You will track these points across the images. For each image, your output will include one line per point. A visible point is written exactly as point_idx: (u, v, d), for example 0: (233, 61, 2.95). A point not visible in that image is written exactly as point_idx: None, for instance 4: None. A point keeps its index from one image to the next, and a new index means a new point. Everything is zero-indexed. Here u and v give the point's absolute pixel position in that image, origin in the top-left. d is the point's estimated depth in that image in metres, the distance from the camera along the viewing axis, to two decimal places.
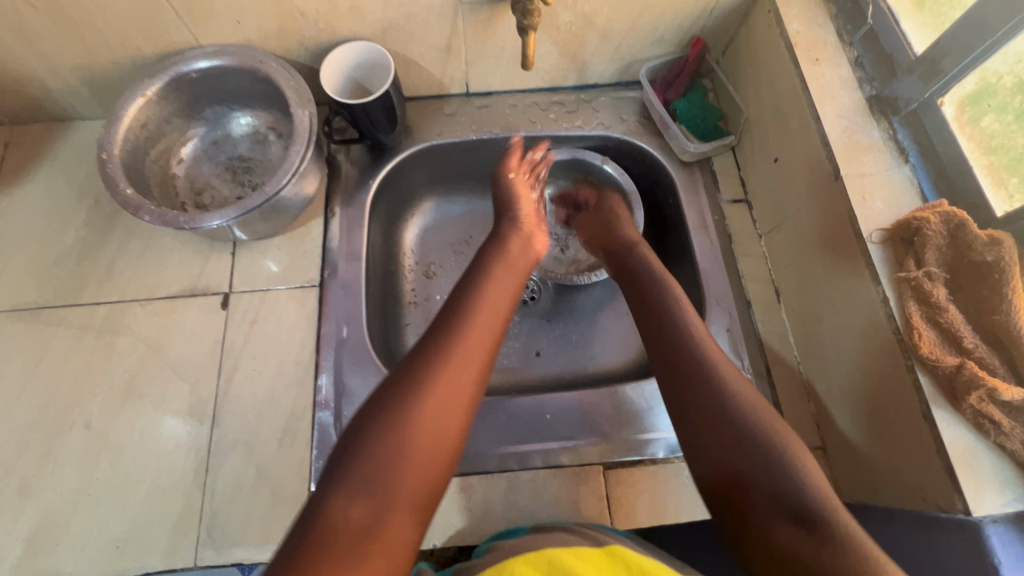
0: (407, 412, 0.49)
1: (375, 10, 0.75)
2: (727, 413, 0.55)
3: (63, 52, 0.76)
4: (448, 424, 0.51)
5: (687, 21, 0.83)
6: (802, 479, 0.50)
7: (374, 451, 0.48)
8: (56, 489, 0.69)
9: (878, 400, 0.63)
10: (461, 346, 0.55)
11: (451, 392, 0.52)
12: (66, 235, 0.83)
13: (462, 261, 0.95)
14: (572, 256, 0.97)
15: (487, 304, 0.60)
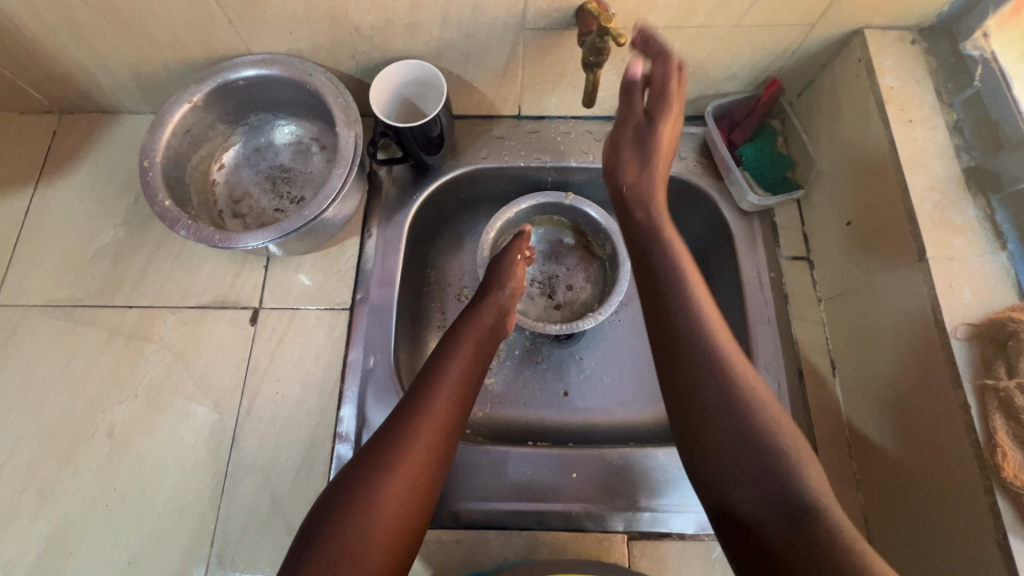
0: (369, 504, 0.51)
1: (433, 30, 0.71)
2: (725, 408, 0.52)
3: (114, 50, 0.75)
4: (411, 506, 0.53)
5: (765, 60, 0.77)
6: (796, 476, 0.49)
7: (338, 540, 0.49)
8: (75, 496, 0.69)
9: (939, 501, 0.57)
10: (424, 426, 0.57)
11: (415, 474, 0.54)
12: (103, 233, 0.82)
13: None
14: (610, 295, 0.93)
15: (450, 377, 0.61)
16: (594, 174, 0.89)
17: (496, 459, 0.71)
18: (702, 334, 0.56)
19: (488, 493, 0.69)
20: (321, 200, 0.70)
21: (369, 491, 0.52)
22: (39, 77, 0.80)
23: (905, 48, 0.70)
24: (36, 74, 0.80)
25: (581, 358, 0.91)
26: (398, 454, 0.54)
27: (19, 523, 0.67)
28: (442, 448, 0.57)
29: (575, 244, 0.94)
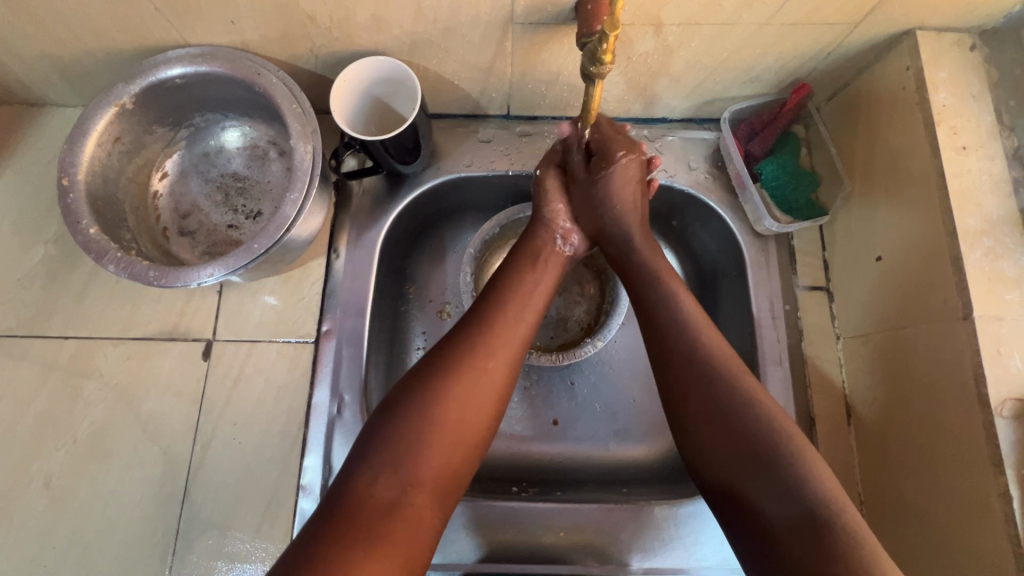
0: (434, 410, 0.50)
1: (403, 23, 0.59)
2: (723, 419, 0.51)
3: (24, 39, 0.63)
4: (478, 422, 0.52)
5: (795, 62, 0.66)
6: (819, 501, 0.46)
7: (390, 441, 0.48)
8: (10, 555, 0.62)
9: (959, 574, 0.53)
10: (494, 336, 0.55)
11: (480, 382, 0.52)
12: (33, 250, 0.72)
13: None
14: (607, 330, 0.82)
15: (519, 292, 0.60)
16: None
17: (478, 515, 0.65)
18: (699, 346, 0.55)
19: (466, 550, 0.64)
20: (273, 230, 0.59)
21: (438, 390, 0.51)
22: None
23: (963, 56, 0.60)
24: None
25: (574, 380, 0.80)
26: (463, 363, 0.53)
27: None
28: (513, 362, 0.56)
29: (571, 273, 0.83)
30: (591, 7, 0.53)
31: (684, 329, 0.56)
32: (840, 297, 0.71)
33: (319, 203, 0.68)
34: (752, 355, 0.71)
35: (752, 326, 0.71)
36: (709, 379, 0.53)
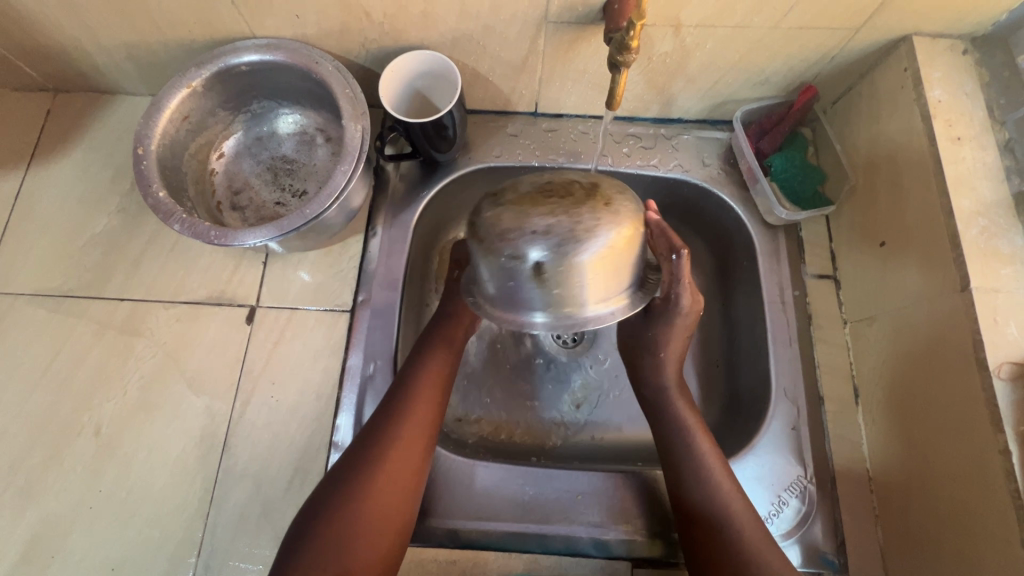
0: (351, 525, 0.55)
1: (448, 21, 0.67)
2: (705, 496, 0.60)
3: (112, 28, 0.71)
4: (402, 496, 0.58)
5: (801, 64, 0.72)
6: (729, 515, 0.58)
7: (324, 529, 0.54)
8: (58, 497, 0.66)
9: (965, 532, 0.56)
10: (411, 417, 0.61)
11: (400, 466, 0.59)
12: (96, 220, 0.79)
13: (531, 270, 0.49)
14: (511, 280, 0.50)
15: (421, 408, 0.62)
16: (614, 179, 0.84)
17: (501, 473, 0.68)
18: (690, 444, 0.63)
19: (487, 510, 0.66)
20: (323, 198, 0.65)
21: (361, 477, 0.57)
22: (35, 54, 0.77)
23: (956, 59, 0.66)
24: (31, 51, 0.76)
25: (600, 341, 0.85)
26: (371, 475, 0.57)
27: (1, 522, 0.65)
28: (425, 435, 0.61)
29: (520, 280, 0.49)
30: (617, 6, 0.60)
31: (681, 425, 0.64)
32: (847, 284, 0.75)
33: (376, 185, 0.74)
34: (763, 336, 0.74)
35: (763, 310, 0.75)
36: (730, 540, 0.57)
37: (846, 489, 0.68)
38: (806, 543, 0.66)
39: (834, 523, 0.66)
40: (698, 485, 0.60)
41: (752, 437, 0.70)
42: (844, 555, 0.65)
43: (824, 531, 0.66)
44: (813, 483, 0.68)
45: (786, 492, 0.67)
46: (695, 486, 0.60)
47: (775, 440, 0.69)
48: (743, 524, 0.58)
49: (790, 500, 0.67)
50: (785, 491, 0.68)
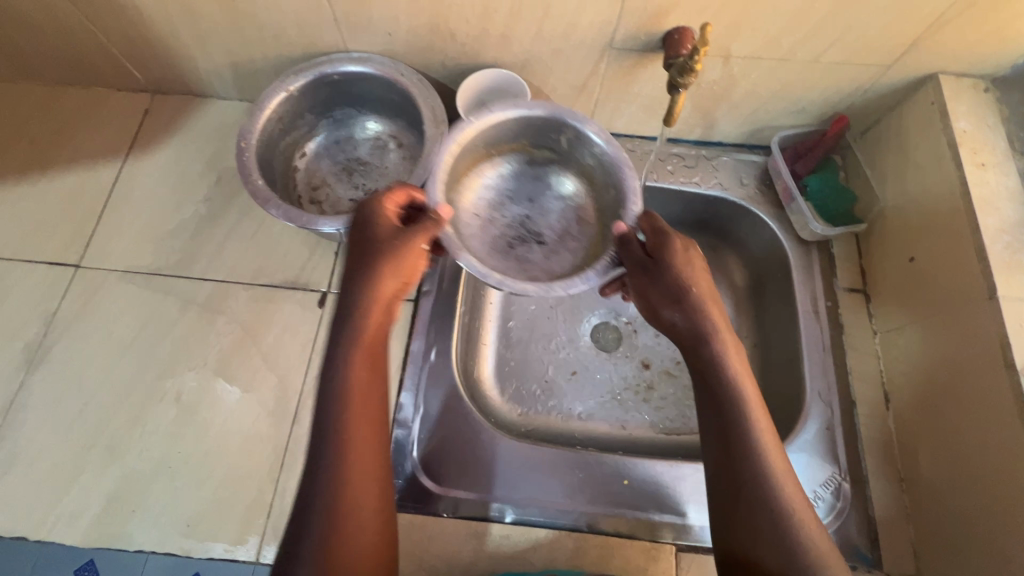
0: (335, 561, 0.48)
1: (523, 44, 0.75)
2: (755, 491, 0.52)
3: (222, 38, 0.80)
4: (376, 515, 0.52)
5: (836, 94, 0.79)
6: (785, 517, 0.50)
7: None
8: (141, 456, 0.71)
9: (995, 520, 0.60)
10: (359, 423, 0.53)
11: (360, 485, 0.51)
12: (185, 208, 0.86)
13: (542, 220, 0.76)
14: (549, 196, 0.77)
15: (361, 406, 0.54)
16: (658, 194, 0.90)
17: (553, 456, 0.72)
18: (737, 424, 0.54)
19: (540, 490, 0.71)
20: None
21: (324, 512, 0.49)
22: (144, 58, 0.86)
23: (978, 96, 0.73)
24: (143, 55, 0.85)
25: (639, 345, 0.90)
26: (339, 505, 0.50)
27: (87, 476, 0.70)
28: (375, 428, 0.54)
29: (524, 201, 0.77)
30: (677, 37, 0.69)
31: (737, 396, 0.55)
32: (877, 297, 0.81)
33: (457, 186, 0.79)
34: (798, 342, 0.80)
35: (798, 318, 0.81)
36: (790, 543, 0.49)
37: (879, 486, 0.72)
38: (840, 536, 0.69)
39: (868, 518, 0.70)
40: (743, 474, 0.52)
41: (789, 436, 0.74)
42: (878, 549, 0.69)
43: (858, 526, 0.70)
44: (847, 480, 0.72)
45: (821, 487, 0.71)
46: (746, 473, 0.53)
47: (811, 438, 0.74)
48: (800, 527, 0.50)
49: (824, 494, 0.71)
50: (820, 486, 0.71)
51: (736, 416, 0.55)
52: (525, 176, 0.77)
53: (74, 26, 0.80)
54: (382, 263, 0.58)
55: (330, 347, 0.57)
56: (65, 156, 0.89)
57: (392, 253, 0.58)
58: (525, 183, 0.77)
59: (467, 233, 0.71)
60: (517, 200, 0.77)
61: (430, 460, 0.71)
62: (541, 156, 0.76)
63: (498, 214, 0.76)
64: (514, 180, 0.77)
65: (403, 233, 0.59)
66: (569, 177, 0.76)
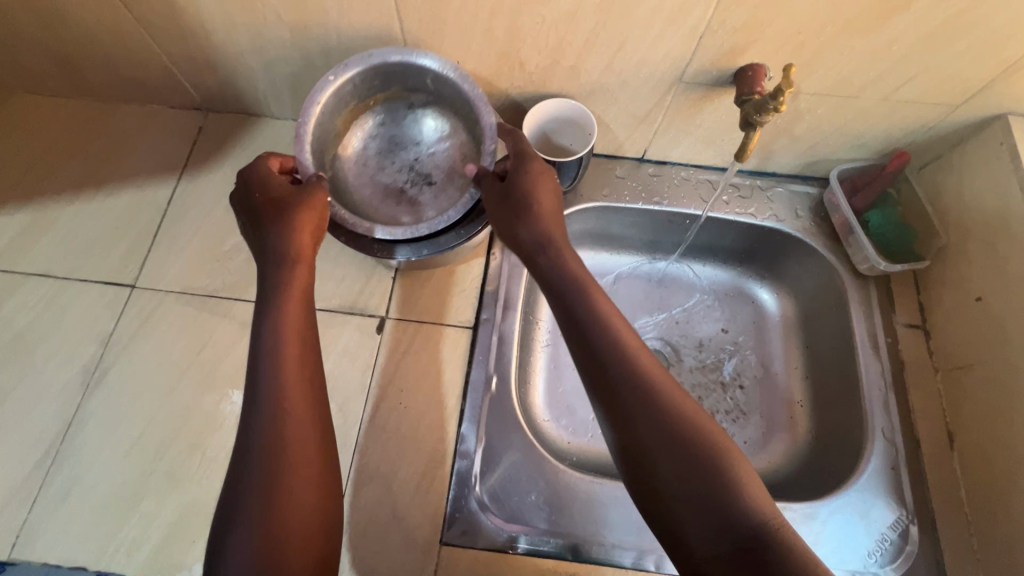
0: (274, 504, 0.52)
1: (592, 74, 0.75)
2: (671, 438, 0.53)
3: (285, 61, 0.80)
4: (314, 466, 0.55)
5: (899, 130, 0.79)
6: (704, 456, 0.52)
7: (260, 523, 0.51)
8: (200, 483, 0.70)
9: None
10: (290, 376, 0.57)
11: (295, 432, 0.55)
12: (241, 229, 0.86)
13: (424, 157, 0.79)
14: (405, 132, 0.79)
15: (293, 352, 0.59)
16: (713, 223, 0.90)
17: (616, 492, 0.71)
18: (634, 372, 0.56)
19: (604, 528, 0.70)
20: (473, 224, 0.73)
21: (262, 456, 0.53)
22: (204, 78, 0.86)
23: None
24: (202, 75, 0.85)
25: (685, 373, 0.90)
26: (286, 453, 0.54)
27: (147, 503, 0.69)
28: (306, 377, 0.59)
29: (382, 134, 0.79)
30: (752, 73, 0.69)
31: (609, 338, 0.58)
32: (938, 335, 0.80)
33: (460, 158, 0.79)
34: (858, 377, 0.79)
35: (858, 353, 0.80)
36: (708, 480, 0.51)
37: (947, 529, 0.71)
38: None
39: (936, 562, 0.69)
40: (651, 420, 0.54)
41: (852, 474, 0.74)
42: None
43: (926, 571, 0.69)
44: (914, 522, 0.71)
45: (887, 529, 0.71)
46: (640, 419, 0.54)
47: (875, 477, 0.73)
48: (723, 467, 0.52)
49: (890, 535, 0.70)
50: (885, 528, 0.71)
51: (620, 363, 0.57)
52: (402, 117, 0.79)
53: (139, 45, 0.80)
54: (288, 218, 0.62)
55: (261, 306, 0.61)
56: (120, 174, 0.89)
57: (289, 211, 0.63)
58: (389, 124, 0.79)
59: (350, 186, 0.77)
60: (372, 135, 0.79)
61: (493, 495, 0.70)
62: (398, 97, 0.77)
63: (388, 162, 0.79)
64: (388, 133, 0.79)
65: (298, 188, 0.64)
66: (446, 115, 0.78)
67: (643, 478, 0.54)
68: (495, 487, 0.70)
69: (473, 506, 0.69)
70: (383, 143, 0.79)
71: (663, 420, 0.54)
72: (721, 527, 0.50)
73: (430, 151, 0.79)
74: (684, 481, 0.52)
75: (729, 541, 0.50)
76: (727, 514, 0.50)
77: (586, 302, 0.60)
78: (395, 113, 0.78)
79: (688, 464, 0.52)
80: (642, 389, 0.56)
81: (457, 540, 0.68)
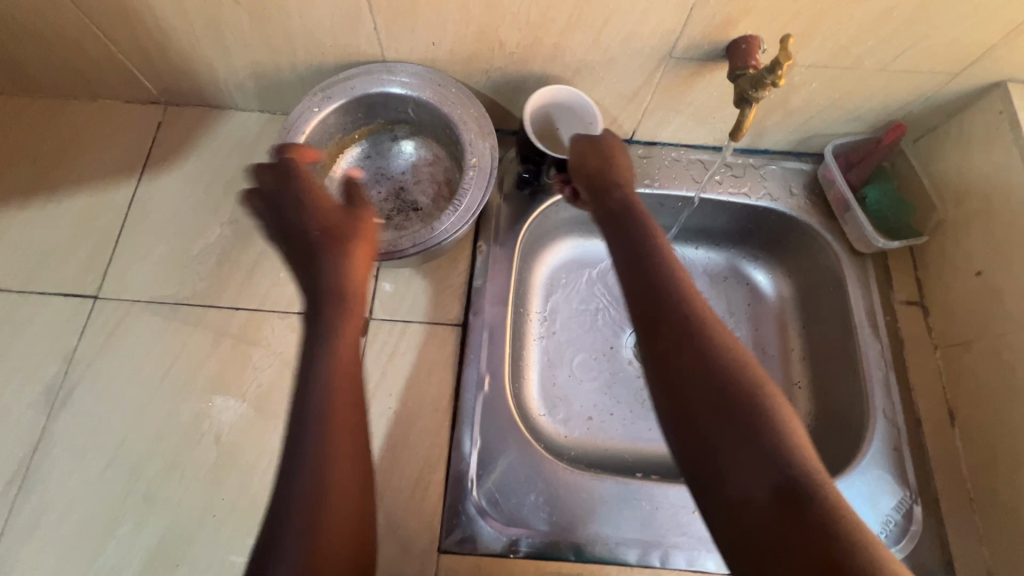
0: (320, 519, 0.46)
1: (576, 53, 0.71)
2: (724, 380, 0.48)
3: (245, 48, 0.74)
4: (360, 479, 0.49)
5: (895, 101, 0.77)
6: (754, 404, 0.47)
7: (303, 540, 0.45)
8: (181, 504, 0.66)
9: None
10: (336, 378, 0.52)
11: (347, 442, 0.50)
12: (210, 231, 0.80)
13: (410, 181, 0.81)
14: (387, 161, 0.82)
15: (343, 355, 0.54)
16: (707, 205, 0.87)
17: (619, 489, 0.69)
18: (696, 312, 0.53)
19: (608, 526, 0.68)
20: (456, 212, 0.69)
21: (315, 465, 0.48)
22: (158, 69, 0.80)
23: None
24: (156, 66, 0.79)
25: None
26: (330, 458, 0.48)
27: (125, 528, 0.65)
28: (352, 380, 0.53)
29: (365, 168, 0.81)
30: (745, 46, 0.65)
31: (670, 280, 0.55)
32: (937, 311, 0.79)
33: (443, 178, 0.81)
34: (858, 358, 0.77)
35: (857, 332, 0.78)
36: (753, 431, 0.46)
37: (950, 507, 0.70)
38: (914, 562, 0.68)
39: (940, 541, 0.69)
40: (704, 358, 0.49)
41: (856, 457, 0.73)
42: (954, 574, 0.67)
43: (931, 550, 0.68)
44: (918, 503, 0.70)
45: (892, 510, 0.70)
46: (694, 355, 0.50)
47: (879, 459, 0.72)
48: (774, 424, 0.47)
49: (895, 517, 0.69)
50: (891, 510, 0.70)
51: (683, 302, 0.53)
52: (385, 150, 0.82)
53: (83, 35, 0.74)
54: (347, 238, 0.59)
55: (314, 325, 0.56)
56: (74, 176, 0.83)
57: (349, 230, 0.60)
58: (371, 157, 0.82)
59: None
60: (356, 169, 0.81)
61: (491, 498, 0.67)
62: (382, 130, 0.82)
63: (373, 191, 0.80)
64: (372, 166, 0.81)
65: (352, 212, 0.62)
66: (428, 139, 0.82)
67: (685, 417, 0.48)
68: (492, 490, 0.68)
69: (471, 512, 0.67)
70: (369, 175, 0.81)
71: (716, 362, 0.49)
72: (766, 482, 0.44)
73: (413, 176, 0.81)
74: (729, 427, 0.46)
75: (770, 499, 0.43)
76: (772, 471, 0.44)
77: (649, 248, 0.58)
78: (378, 146, 0.82)
79: (736, 412, 0.47)
80: (699, 330, 0.51)
81: (455, 548, 0.65)
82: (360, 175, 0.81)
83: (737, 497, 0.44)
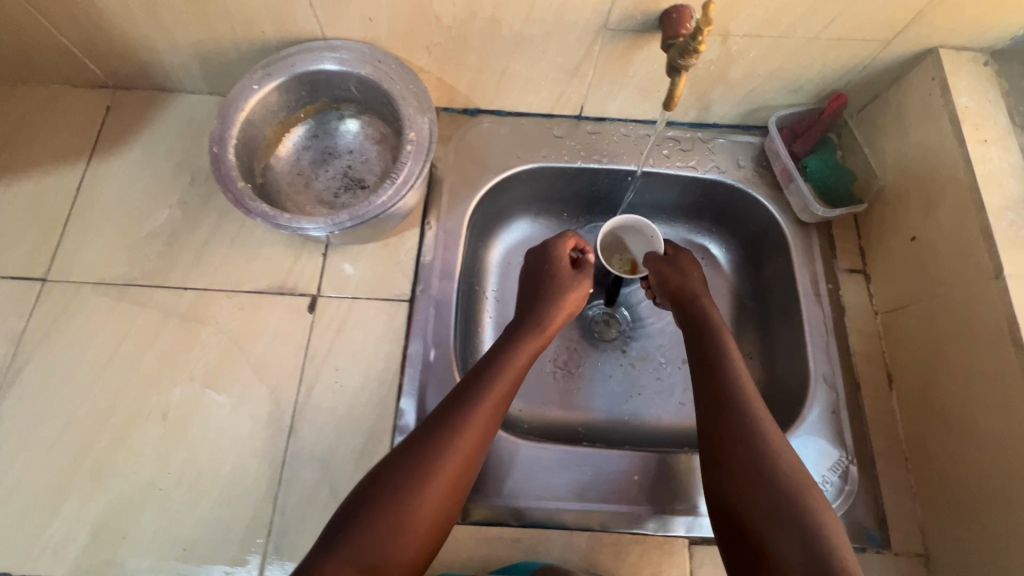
0: (396, 508, 0.51)
1: (513, 26, 0.71)
2: (760, 423, 0.58)
3: (186, 28, 0.74)
4: (449, 491, 0.54)
5: (834, 72, 0.78)
6: (774, 453, 0.55)
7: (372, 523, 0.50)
8: (128, 478, 0.67)
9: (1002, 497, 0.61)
10: (473, 412, 0.58)
11: (454, 464, 0.55)
12: (158, 213, 0.81)
13: (356, 158, 0.82)
14: (333, 140, 0.82)
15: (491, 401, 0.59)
16: (656, 179, 0.88)
17: (561, 456, 0.71)
18: (736, 371, 0.63)
19: (549, 492, 0.69)
20: (395, 186, 0.70)
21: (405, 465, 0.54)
22: (104, 52, 0.80)
23: (978, 70, 0.72)
24: (99, 48, 0.79)
25: (635, 335, 0.89)
26: (429, 459, 0.54)
27: (71, 503, 0.66)
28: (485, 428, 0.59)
29: (310, 147, 0.82)
30: (676, 15, 0.65)
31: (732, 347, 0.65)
32: (879, 278, 0.80)
33: (388, 154, 0.81)
34: (801, 325, 0.79)
35: (800, 300, 0.80)
36: (772, 466, 0.54)
37: (885, 467, 0.72)
38: (849, 520, 0.69)
39: (875, 499, 0.70)
40: (760, 410, 0.59)
41: (796, 421, 0.74)
42: (887, 530, 0.69)
43: (866, 509, 0.70)
44: (854, 463, 0.72)
45: (829, 471, 0.71)
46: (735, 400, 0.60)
47: (818, 422, 0.73)
48: (793, 467, 0.54)
49: (832, 477, 0.71)
50: (827, 470, 0.71)
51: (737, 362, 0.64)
52: (331, 129, 0.83)
53: (23, 19, 0.74)
54: (557, 289, 0.72)
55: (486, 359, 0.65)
56: (22, 161, 0.83)
57: (564, 280, 0.73)
58: (316, 135, 0.82)
59: (287, 198, 0.79)
60: (302, 148, 0.82)
61: None
62: (326, 109, 0.82)
63: (320, 169, 0.81)
64: (319, 144, 0.82)
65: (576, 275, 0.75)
66: (373, 117, 0.82)
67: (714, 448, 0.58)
68: None
69: None
70: (316, 153, 0.82)
71: (751, 409, 0.59)
72: (769, 508, 0.52)
73: (360, 154, 0.82)
74: (748, 459, 0.55)
75: (770, 525, 0.51)
76: (780, 504, 0.52)
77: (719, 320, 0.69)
78: (324, 124, 0.83)
79: (760, 449, 0.55)
80: (745, 388, 0.61)
81: None
82: (306, 153, 0.82)
83: (748, 526, 0.52)
